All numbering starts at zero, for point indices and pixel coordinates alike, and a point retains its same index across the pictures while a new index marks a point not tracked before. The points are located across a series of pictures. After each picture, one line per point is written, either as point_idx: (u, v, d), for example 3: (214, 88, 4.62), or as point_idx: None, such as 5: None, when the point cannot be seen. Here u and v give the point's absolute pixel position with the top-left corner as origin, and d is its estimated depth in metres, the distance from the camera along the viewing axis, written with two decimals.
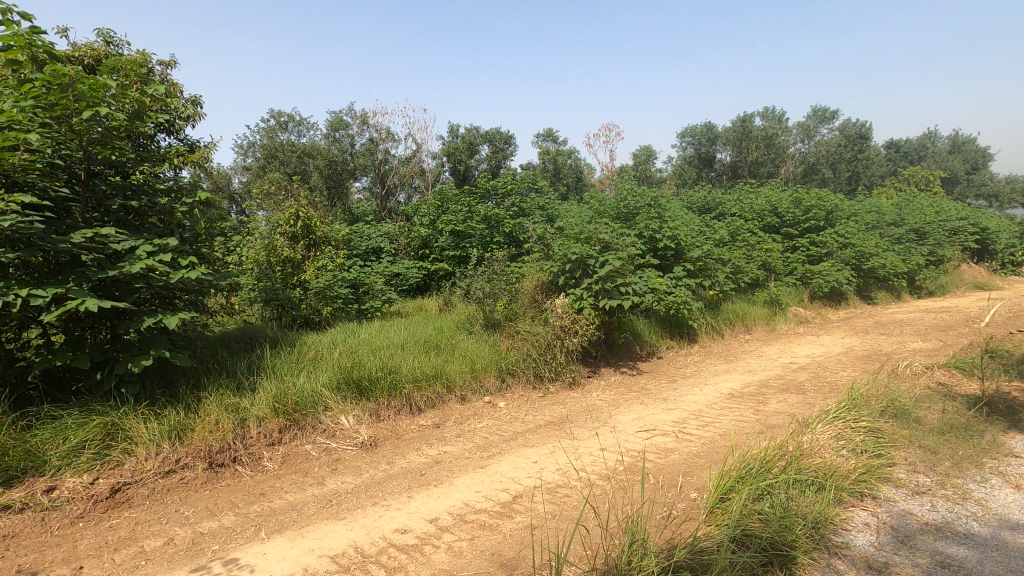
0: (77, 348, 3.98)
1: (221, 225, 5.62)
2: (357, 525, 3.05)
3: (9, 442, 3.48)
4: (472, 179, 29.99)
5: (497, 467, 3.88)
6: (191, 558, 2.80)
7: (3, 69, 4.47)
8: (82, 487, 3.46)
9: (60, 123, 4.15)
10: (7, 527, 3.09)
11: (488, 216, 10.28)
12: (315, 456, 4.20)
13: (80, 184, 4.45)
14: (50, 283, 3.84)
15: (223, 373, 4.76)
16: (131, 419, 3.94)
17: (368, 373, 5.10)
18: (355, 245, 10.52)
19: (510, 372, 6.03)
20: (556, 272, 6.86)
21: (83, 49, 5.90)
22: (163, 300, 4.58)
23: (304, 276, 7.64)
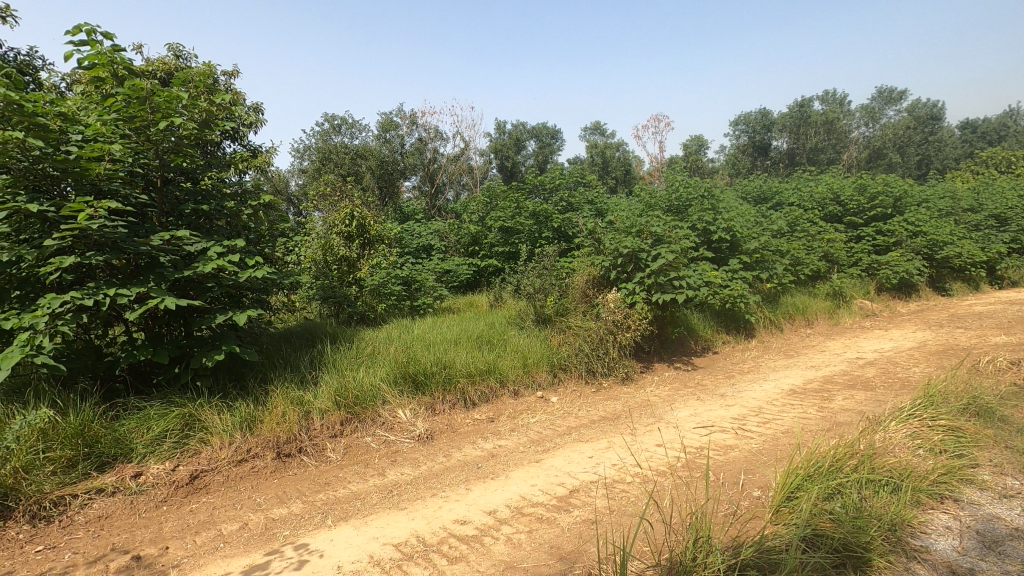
0: (157, 345, 4.27)
1: (283, 226, 5.87)
2: (418, 515, 3.14)
3: (100, 430, 3.77)
4: (519, 176, 30.06)
5: (552, 461, 3.89)
6: (265, 542, 2.95)
7: (88, 86, 4.82)
8: (164, 473, 3.71)
9: (138, 134, 4.43)
10: (101, 508, 3.36)
11: (537, 212, 10.29)
12: (375, 448, 4.33)
13: (157, 191, 4.75)
14: (133, 284, 4.12)
15: (288, 368, 5.00)
16: (206, 411, 4.20)
17: (423, 368, 5.22)
18: (407, 243, 10.79)
19: (562, 368, 6.01)
20: (607, 267, 6.81)
21: (155, 63, 6.28)
22: (232, 298, 4.84)
23: (360, 274, 7.89)
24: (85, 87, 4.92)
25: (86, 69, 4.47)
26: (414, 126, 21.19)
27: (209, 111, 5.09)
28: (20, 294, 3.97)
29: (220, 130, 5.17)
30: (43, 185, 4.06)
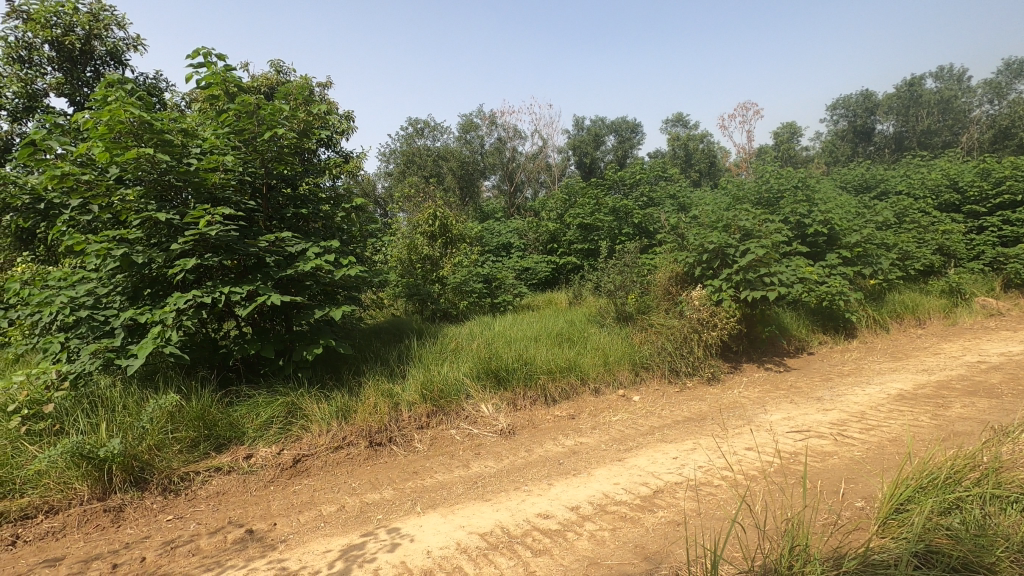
0: (264, 339, 4.67)
1: (372, 227, 6.19)
2: (502, 507, 3.22)
3: (218, 415, 4.20)
4: (597, 172, 29.73)
5: (635, 460, 3.84)
6: (361, 524, 3.15)
7: (204, 103, 5.33)
8: (271, 456, 4.05)
9: (247, 145, 4.84)
10: (219, 485, 3.72)
11: (616, 208, 10.17)
12: (459, 440, 4.47)
13: (263, 198, 5.17)
14: (244, 282, 4.52)
15: (378, 362, 5.29)
16: (307, 400, 4.54)
17: (505, 364, 5.33)
18: (487, 242, 11.02)
19: (644, 366, 5.89)
20: (691, 263, 6.60)
21: (260, 79, 6.84)
22: (328, 295, 5.18)
23: (443, 272, 8.16)
24: (201, 104, 5.44)
25: (203, 88, 4.94)
26: (493, 126, 21.78)
27: (308, 122, 5.49)
28: (152, 292, 4.47)
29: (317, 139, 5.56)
30: (168, 194, 4.52)
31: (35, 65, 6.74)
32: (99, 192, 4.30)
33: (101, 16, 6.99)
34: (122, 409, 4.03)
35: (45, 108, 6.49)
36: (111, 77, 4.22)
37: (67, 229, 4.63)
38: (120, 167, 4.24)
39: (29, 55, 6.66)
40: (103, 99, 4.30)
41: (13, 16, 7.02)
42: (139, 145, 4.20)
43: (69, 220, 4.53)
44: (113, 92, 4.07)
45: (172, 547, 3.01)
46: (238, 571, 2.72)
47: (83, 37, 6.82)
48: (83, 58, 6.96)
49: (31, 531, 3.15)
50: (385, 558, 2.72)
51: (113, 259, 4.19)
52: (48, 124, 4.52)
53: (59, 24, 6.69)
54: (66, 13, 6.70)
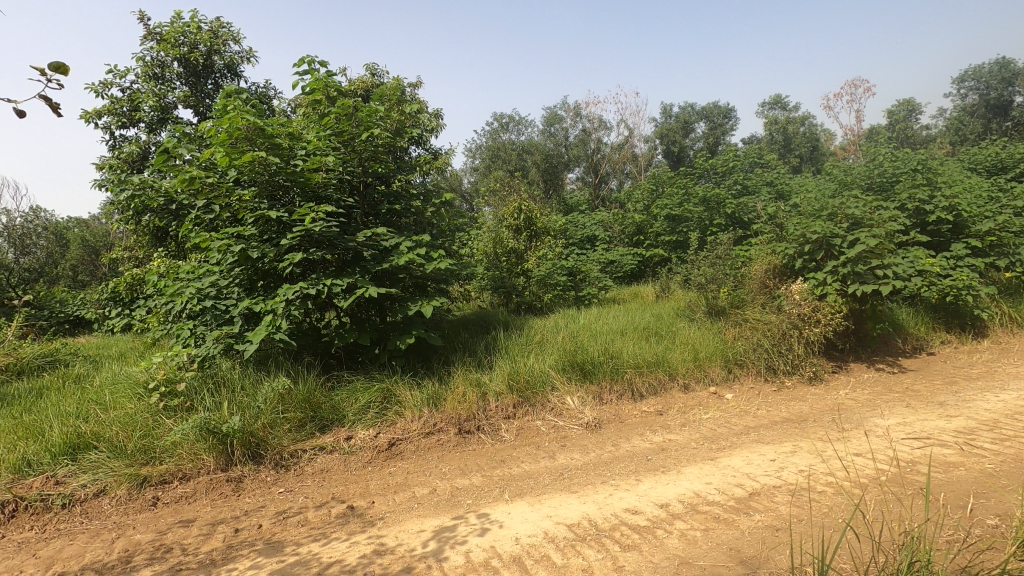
0: (362, 328, 4.98)
1: (460, 222, 6.36)
2: (589, 500, 3.21)
3: (321, 398, 4.54)
4: (687, 161, 28.66)
5: (728, 460, 3.69)
6: (451, 508, 3.27)
7: (308, 108, 5.71)
8: (369, 438, 4.29)
9: (346, 146, 5.16)
10: (323, 462, 4.01)
11: (707, 197, 9.78)
12: (545, 431, 4.49)
13: (360, 195, 5.47)
14: (344, 275, 4.82)
15: (466, 354, 5.47)
16: (400, 387, 4.78)
17: (591, 357, 5.30)
18: (571, 235, 11.00)
19: (737, 363, 5.62)
20: (791, 255, 6.19)
21: (357, 82, 7.23)
22: (420, 287, 5.40)
23: (527, 265, 8.22)
24: (305, 109, 5.83)
25: (308, 94, 5.30)
26: (577, 118, 21.66)
27: (401, 122, 5.74)
28: (264, 284, 4.88)
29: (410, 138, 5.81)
30: (277, 194, 4.90)
31: (167, 80, 7.55)
32: (220, 193, 4.75)
33: (220, 32, 7.69)
34: (241, 390, 4.45)
35: (176, 120, 7.26)
36: (229, 88, 4.62)
37: (194, 227, 5.16)
38: (237, 170, 4.64)
39: (162, 72, 7.47)
40: (222, 108, 4.73)
41: (148, 38, 7.91)
42: (253, 149, 4.58)
43: (196, 219, 5.04)
44: (231, 102, 4.46)
45: (285, 517, 3.29)
46: (342, 542, 2.92)
47: (205, 53, 7.55)
48: (205, 72, 7.70)
49: (168, 494, 3.57)
50: (476, 541, 2.81)
51: (232, 254, 4.61)
52: (177, 133, 5.04)
53: (186, 42, 7.44)
54: (192, 32, 7.45)
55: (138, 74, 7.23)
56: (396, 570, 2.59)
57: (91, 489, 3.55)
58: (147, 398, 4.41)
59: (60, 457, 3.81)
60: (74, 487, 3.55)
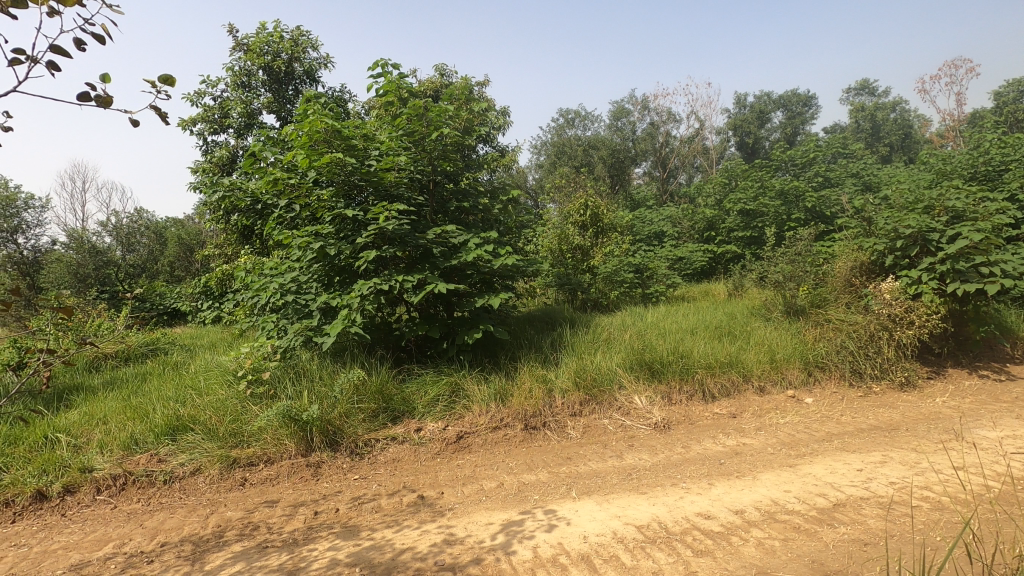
0: (432, 323, 5.12)
1: (526, 218, 6.38)
2: (659, 502, 3.14)
3: (393, 391, 4.71)
4: (762, 152, 27.33)
5: (809, 468, 3.49)
6: (518, 502, 3.29)
7: (381, 109, 5.91)
8: (438, 431, 4.39)
9: (417, 146, 5.31)
10: (395, 452, 4.15)
11: (785, 191, 9.30)
12: (612, 430, 4.43)
13: (430, 193, 5.60)
14: (415, 271, 4.95)
15: (533, 350, 5.50)
16: (468, 382, 4.88)
17: (660, 357, 5.18)
18: (639, 231, 10.80)
19: (819, 366, 5.31)
20: (881, 251, 5.77)
21: (427, 83, 7.41)
22: (487, 283, 5.47)
23: (593, 262, 8.13)
24: (378, 111, 6.04)
25: (381, 96, 5.49)
26: (645, 111, 21.22)
27: (470, 121, 5.83)
28: (340, 279, 5.09)
29: (478, 137, 5.89)
30: (352, 193, 5.10)
31: (253, 88, 8.04)
32: (301, 193, 5.00)
33: (300, 41, 8.11)
34: (319, 380, 4.69)
35: (261, 125, 7.72)
36: (309, 93, 4.84)
37: (277, 226, 5.47)
38: (316, 171, 4.87)
39: (249, 81, 7.97)
40: (303, 112, 4.97)
41: (237, 49, 8.46)
42: (331, 151, 4.78)
43: (278, 218, 5.34)
44: (311, 106, 4.68)
45: (360, 502, 3.44)
46: (413, 530, 3.01)
47: (286, 61, 7.98)
48: (287, 79, 8.14)
49: (255, 475, 3.82)
50: (544, 537, 2.82)
51: (312, 251, 4.85)
52: (262, 137, 5.36)
53: (269, 51, 7.90)
54: (275, 41, 7.89)
55: (228, 83, 7.75)
56: (466, 560, 2.64)
57: (188, 467, 3.86)
58: (236, 385, 4.74)
59: (162, 437, 4.16)
60: (174, 465, 3.87)
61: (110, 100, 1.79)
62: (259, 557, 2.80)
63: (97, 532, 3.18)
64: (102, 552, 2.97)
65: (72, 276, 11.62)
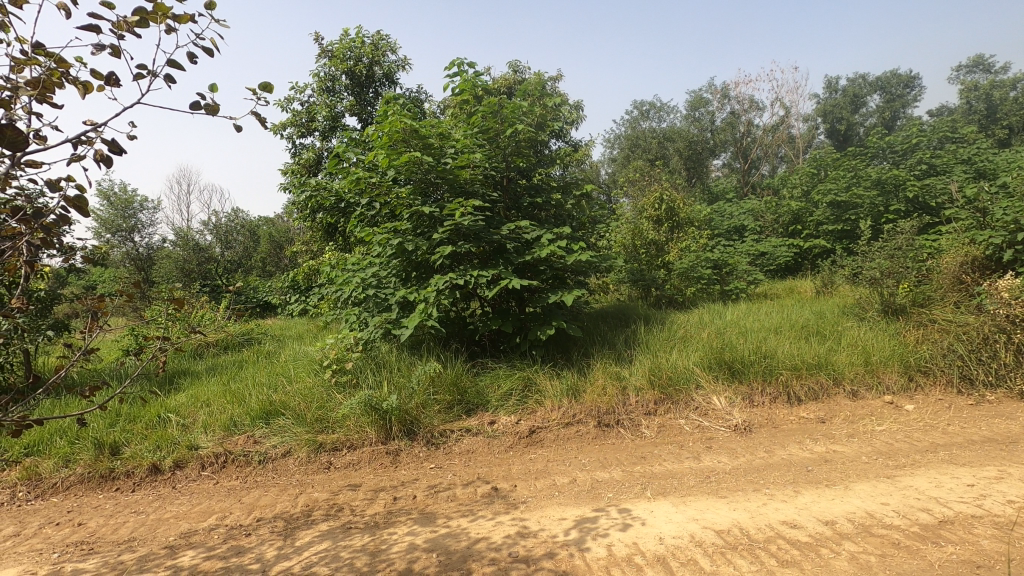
0: (505, 318, 5.18)
1: (600, 213, 6.31)
2: (740, 507, 3.02)
3: (468, 384, 4.83)
4: (855, 140, 25.38)
5: (910, 480, 3.22)
6: (592, 500, 3.27)
7: (456, 108, 6.03)
8: (511, 425, 4.44)
9: (492, 143, 5.38)
10: (469, 443, 4.24)
11: (882, 180, 8.63)
12: (689, 431, 4.29)
13: (504, 189, 5.66)
14: (489, 266, 5.02)
15: (606, 347, 5.44)
16: (541, 377, 4.90)
17: (741, 356, 4.96)
18: (717, 225, 10.38)
19: (921, 371, 4.88)
20: (998, 245, 5.22)
21: (501, 80, 7.49)
22: (560, 279, 5.45)
23: (669, 257, 7.90)
24: (454, 110, 6.17)
25: (457, 95, 5.61)
26: (725, 100, 20.37)
27: (544, 116, 5.83)
28: (417, 274, 5.26)
29: (552, 132, 5.87)
30: (429, 190, 5.24)
31: (337, 92, 8.45)
32: (382, 191, 5.21)
33: (380, 45, 8.44)
34: (398, 372, 4.88)
35: (344, 127, 8.11)
36: (389, 94, 5.02)
37: (359, 223, 5.72)
38: (396, 170, 5.04)
39: (333, 86, 8.39)
40: (383, 114, 5.16)
41: (323, 56, 8.93)
42: (409, 150, 4.94)
43: (361, 215, 5.59)
44: (391, 107, 4.85)
45: (436, 490, 3.54)
46: (487, 521, 3.07)
47: (368, 64, 8.32)
48: (368, 82, 8.49)
49: (339, 460, 4.03)
50: (618, 535, 2.79)
51: (391, 246, 5.05)
52: (346, 139, 5.62)
53: (352, 56, 8.27)
54: (357, 47, 8.25)
55: (315, 88, 8.19)
56: (539, 553, 2.66)
57: (280, 449, 4.14)
58: (322, 374, 5.03)
59: (257, 420, 4.49)
60: (268, 447, 4.16)
61: (217, 108, 1.96)
62: (343, 537, 2.96)
63: (202, 504, 3.48)
64: (206, 523, 3.24)
65: (179, 271, 12.76)
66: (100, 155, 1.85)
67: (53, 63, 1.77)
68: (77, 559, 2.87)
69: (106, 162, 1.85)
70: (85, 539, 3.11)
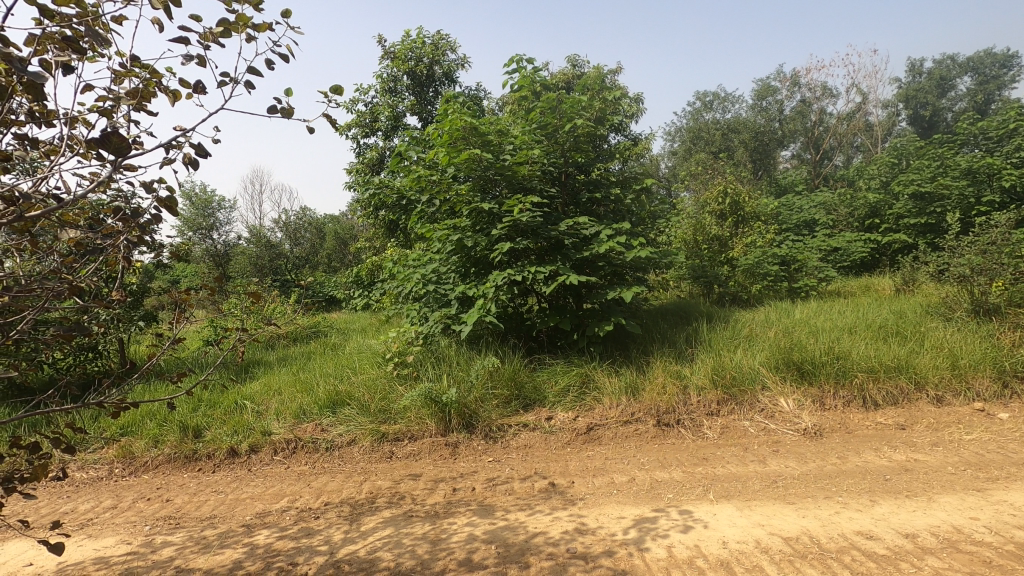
0: (562, 314, 5.17)
1: (661, 208, 6.16)
2: (810, 514, 2.88)
3: (525, 379, 4.86)
4: (941, 126, 23.51)
5: (1003, 495, 2.98)
6: (652, 499, 3.22)
7: (515, 104, 6.06)
8: (568, 421, 4.43)
9: (550, 138, 5.37)
10: (527, 438, 4.26)
11: (973, 169, 7.97)
12: (754, 433, 4.13)
13: (562, 185, 5.64)
14: (547, 262, 5.01)
15: (666, 344, 5.32)
16: (599, 374, 4.86)
17: (811, 357, 4.73)
18: (786, 219, 9.92)
19: (1017, 376, 4.48)
20: None
21: (559, 75, 7.45)
22: (619, 275, 5.37)
23: (733, 253, 7.62)
24: (512, 106, 6.20)
25: (515, 92, 5.63)
26: (795, 88, 19.41)
27: (603, 110, 5.76)
28: (476, 270, 5.32)
29: (612, 126, 5.78)
30: (488, 187, 5.29)
31: (399, 93, 8.68)
32: (442, 189, 5.30)
33: (440, 44, 8.59)
34: (457, 366, 4.98)
35: (406, 126, 8.33)
36: (449, 93, 5.10)
37: (420, 220, 5.86)
38: (455, 168, 5.13)
39: (395, 86, 8.60)
40: (444, 112, 5.26)
41: (385, 58, 9.19)
42: (468, 147, 5.01)
43: (421, 212, 5.71)
44: (452, 106, 4.93)
45: (494, 483, 3.59)
46: (545, 515, 3.08)
47: (428, 64, 8.49)
48: (428, 81, 8.67)
49: (401, 449, 4.16)
50: (679, 537, 2.73)
51: (451, 243, 5.14)
52: (408, 138, 5.76)
53: (413, 57, 8.47)
54: (418, 47, 8.42)
55: (378, 89, 8.44)
56: (598, 551, 2.65)
57: (345, 437, 4.31)
58: (385, 366, 5.20)
59: (324, 409, 4.70)
60: (334, 435, 4.35)
61: (292, 111, 2.06)
62: (406, 525, 3.06)
63: (275, 487, 3.69)
64: (279, 504, 3.43)
65: (253, 266, 13.53)
66: (188, 158, 1.98)
67: (149, 73, 1.92)
68: (166, 532, 3.12)
69: (194, 164, 1.99)
70: (172, 514, 3.37)
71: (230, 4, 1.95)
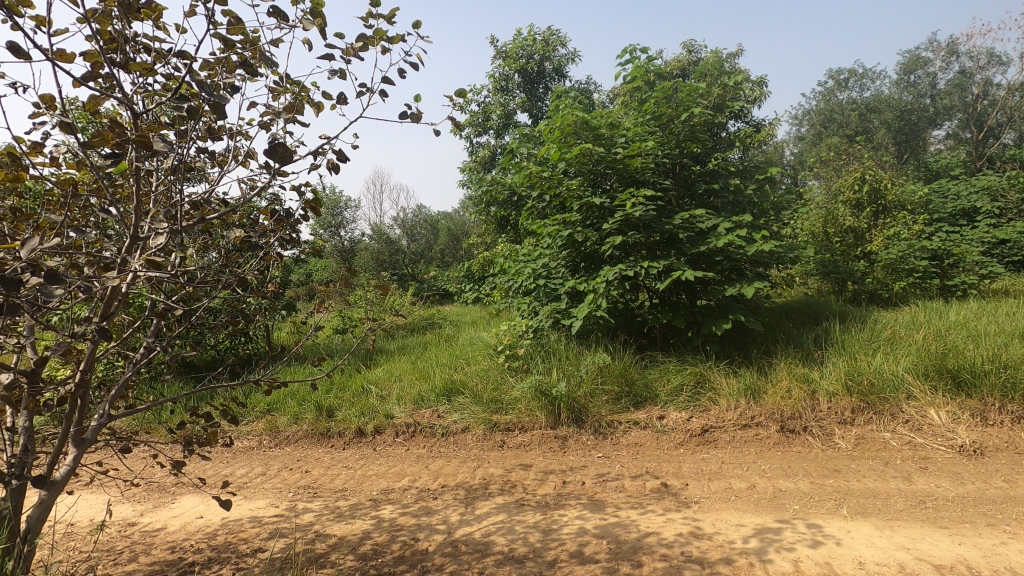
0: (676, 310, 5.01)
1: (787, 198, 5.71)
2: (968, 542, 2.55)
3: (636, 376, 4.78)
4: None
5: None
6: (775, 509, 3.02)
7: (628, 95, 5.92)
8: (681, 421, 4.28)
9: (665, 129, 5.19)
10: (637, 436, 4.19)
11: None
12: (896, 447, 3.72)
13: (676, 177, 5.43)
14: (661, 257, 4.86)
15: (791, 344, 4.97)
16: (716, 374, 4.65)
17: (969, 365, 4.14)
18: (938, 208, 8.75)
19: None
20: None
21: (674, 62, 7.17)
22: (739, 270, 5.06)
23: (871, 247, 6.88)
24: (624, 97, 6.08)
25: (627, 83, 5.51)
26: (952, 57, 17.01)
27: (723, 96, 5.44)
28: (586, 265, 5.30)
29: (732, 112, 5.45)
30: (599, 181, 5.22)
31: (510, 91, 8.88)
32: (552, 184, 5.33)
33: (551, 40, 8.63)
34: (566, 360, 5.01)
35: (516, 124, 8.49)
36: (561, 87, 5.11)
37: (530, 215, 5.93)
38: (567, 162, 5.11)
39: (507, 85, 8.82)
40: (555, 108, 5.28)
41: (498, 57, 9.42)
42: (579, 142, 4.99)
43: (531, 208, 5.80)
44: (564, 101, 4.95)
45: (604, 479, 3.57)
46: (658, 516, 3.02)
47: (539, 61, 8.58)
48: (538, 78, 8.77)
49: (512, 439, 4.28)
50: (808, 552, 2.54)
51: (561, 238, 5.16)
52: (519, 135, 5.86)
53: (524, 55, 8.60)
54: (529, 45, 8.53)
55: (490, 89, 8.69)
56: (715, 557, 2.55)
57: (460, 425, 4.52)
58: (496, 358, 5.37)
59: (440, 397, 4.95)
60: (449, 422, 4.57)
61: (420, 116, 2.21)
62: (517, 512, 3.15)
63: (397, 467, 3.97)
64: (400, 483, 3.69)
65: (375, 262, 14.57)
66: (331, 164, 2.20)
67: (300, 89, 2.15)
68: (306, 500, 3.48)
69: (336, 169, 2.20)
70: (311, 484, 3.75)
71: (367, 20, 2.12)
